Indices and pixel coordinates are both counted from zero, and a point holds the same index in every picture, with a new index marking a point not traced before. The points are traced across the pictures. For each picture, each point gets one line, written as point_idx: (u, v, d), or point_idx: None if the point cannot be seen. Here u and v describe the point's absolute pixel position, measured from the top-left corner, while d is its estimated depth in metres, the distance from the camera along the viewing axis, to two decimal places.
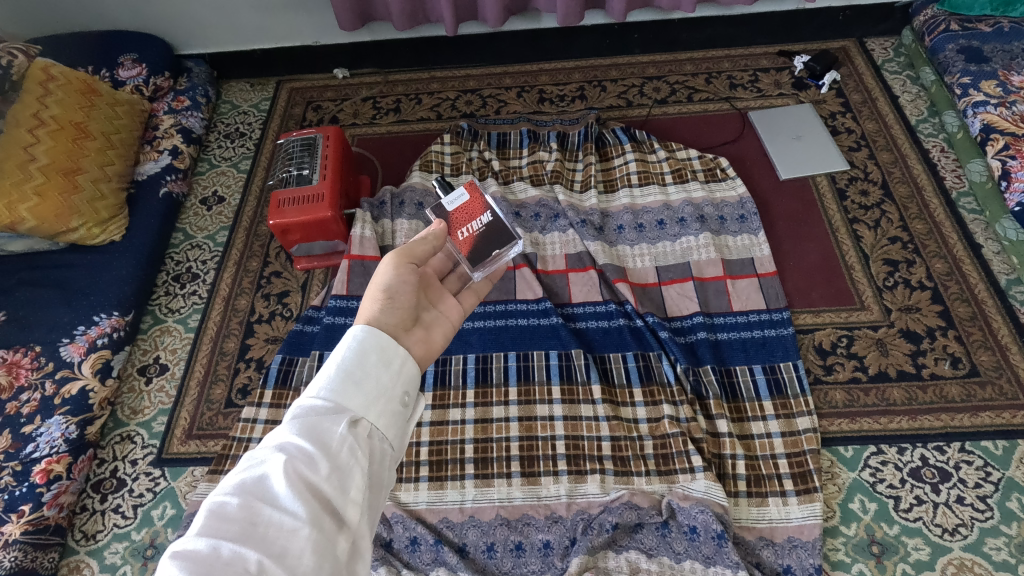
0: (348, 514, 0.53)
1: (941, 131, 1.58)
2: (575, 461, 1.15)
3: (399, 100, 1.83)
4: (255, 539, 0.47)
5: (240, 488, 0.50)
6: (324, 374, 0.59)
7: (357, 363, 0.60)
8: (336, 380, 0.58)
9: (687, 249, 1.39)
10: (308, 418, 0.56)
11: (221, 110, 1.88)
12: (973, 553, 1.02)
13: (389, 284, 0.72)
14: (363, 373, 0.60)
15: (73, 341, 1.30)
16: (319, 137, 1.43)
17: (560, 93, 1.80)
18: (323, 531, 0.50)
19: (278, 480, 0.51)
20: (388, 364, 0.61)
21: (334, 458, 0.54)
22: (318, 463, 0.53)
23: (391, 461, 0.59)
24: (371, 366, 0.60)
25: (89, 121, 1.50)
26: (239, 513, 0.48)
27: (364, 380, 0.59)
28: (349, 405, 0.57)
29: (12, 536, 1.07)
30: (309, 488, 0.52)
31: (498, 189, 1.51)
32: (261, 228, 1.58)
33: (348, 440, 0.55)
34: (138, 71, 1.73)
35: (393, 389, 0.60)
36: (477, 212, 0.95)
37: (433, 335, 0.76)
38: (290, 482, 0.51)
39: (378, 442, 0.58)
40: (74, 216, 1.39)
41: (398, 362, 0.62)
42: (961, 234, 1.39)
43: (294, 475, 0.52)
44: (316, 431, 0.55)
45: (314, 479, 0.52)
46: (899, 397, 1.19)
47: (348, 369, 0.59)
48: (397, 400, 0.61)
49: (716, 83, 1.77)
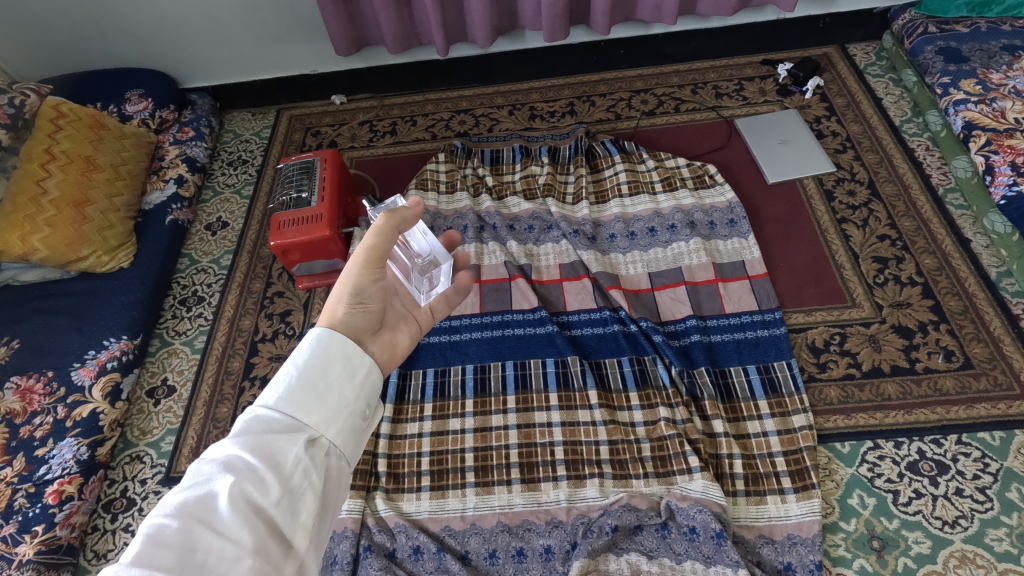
0: (296, 540, 0.53)
1: (925, 130, 1.61)
2: (574, 466, 1.16)
3: (395, 122, 1.89)
4: (193, 568, 0.46)
5: (180, 510, 0.49)
6: (283, 387, 0.58)
7: (318, 378, 0.60)
8: (296, 396, 0.58)
9: (679, 254, 1.42)
10: (261, 435, 0.55)
11: (224, 139, 1.94)
12: (974, 545, 1.02)
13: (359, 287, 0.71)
14: (326, 386, 0.60)
15: (84, 365, 1.34)
16: (317, 161, 1.48)
17: (549, 109, 1.85)
18: (268, 559, 0.50)
19: (225, 502, 0.50)
20: (352, 376, 0.62)
21: (287, 480, 0.54)
22: (268, 486, 0.53)
23: (342, 484, 0.60)
24: (334, 378, 0.61)
25: (98, 154, 1.57)
26: (179, 538, 0.47)
27: (327, 394, 0.59)
28: (307, 422, 0.58)
29: (26, 556, 1.10)
30: (257, 511, 0.51)
31: (492, 204, 1.56)
32: (263, 251, 1.63)
33: (304, 461, 0.55)
34: (144, 105, 1.81)
35: (356, 404, 0.61)
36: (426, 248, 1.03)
37: (398, 341, 0.78)
38: (239, 504, 0.50)
39: (334, 460, 0.59)
40: (84, 244, 1.45)
41: (362, 374, 0.62)
42: (948, 230, 1.41)
43: (243, 497, 0.51)
44: (269, 450, 0.55)
45: (263, 502, 0.52)
46: (893, 392, 1.20)
47: (309, 385, 0.59)
48: (358, 414, 0.61)
49: (703, 94, 1.81)
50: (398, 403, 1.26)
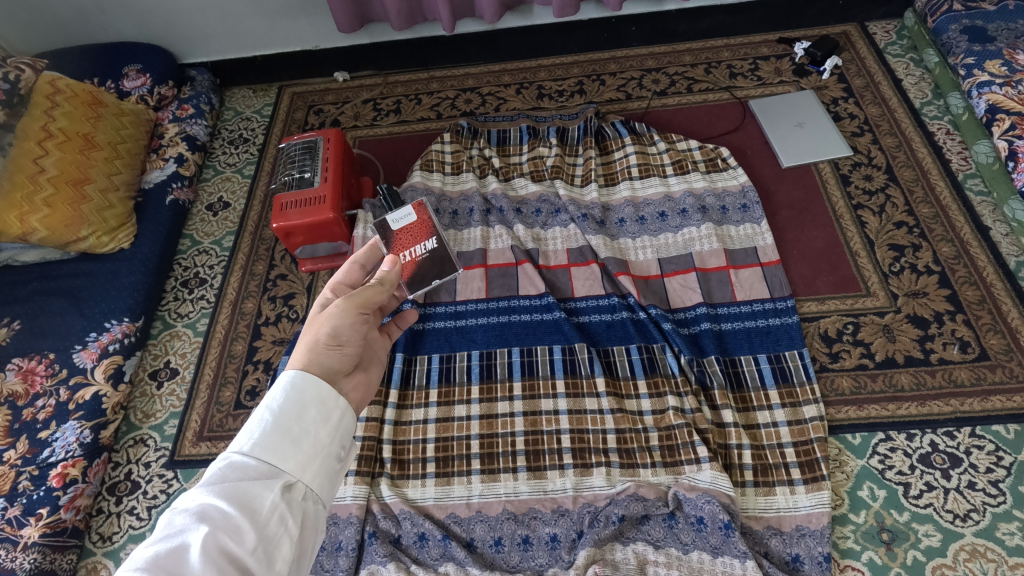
0: None
1: (945, 114, 1.56)
2: (581, 454, 1.15)
3: (399, 101, 1.85)
4: None
5: (153, 564, 0.50)
6: (258, 432, 0.60)
7: (294, 423, 0.62)
8: (271, 441, 0.60)
9: (689, 240, 1.39)
10: (236, 482, 0.57)
11: (225, 117, 1.90)
12: (985, 539, 1.01)
13: (338, 328, 0.72)
14: (301, 430, 0.62)
15: (86, 348, 1.33)
16: (320, 140, 1.44)
17: (558, 88, 1.80)
18: None
19: (197, 554, 0.51)
20: (327, 420, 0.64)
21: (263, 528, 0.56)
22: (244, 534, 0.54)
23: (316, 527, 0.62)
24: (308, 423, 0.63)
25: (96, 132, 1.53)
26: None
27: (302, 439, 0.62)
28: (283, 467, 0.60)
29: (31, 539, 1.10)
30: (231, 560, 0.53)
31: (498, 186, 1.52)
32: (266, 232, 1.60)
33: (280, 506, 0.57)
34: (142, 81, 1.76)
35: (330, 447, 0.64)
36: (421, 237, 1.09)
37: (371, 377, 0.80)
38: (212, 554, 0.52)
39: (309, 504, 0.61)
40: (83, 225, 1.42)
41: (336, 418, 0.65)
42: (967, 217, 1.38)
43: (216, 547, 0.53)
44: (246, 498, 0.57)
45: (237, 550, 0.53)
46: (907, 382, 1.18)
47: (284, 430, 0.61)
48: (333, 457, 0.64)
49: (716, 73, 1.76)
50: (403, 389, 1.25)
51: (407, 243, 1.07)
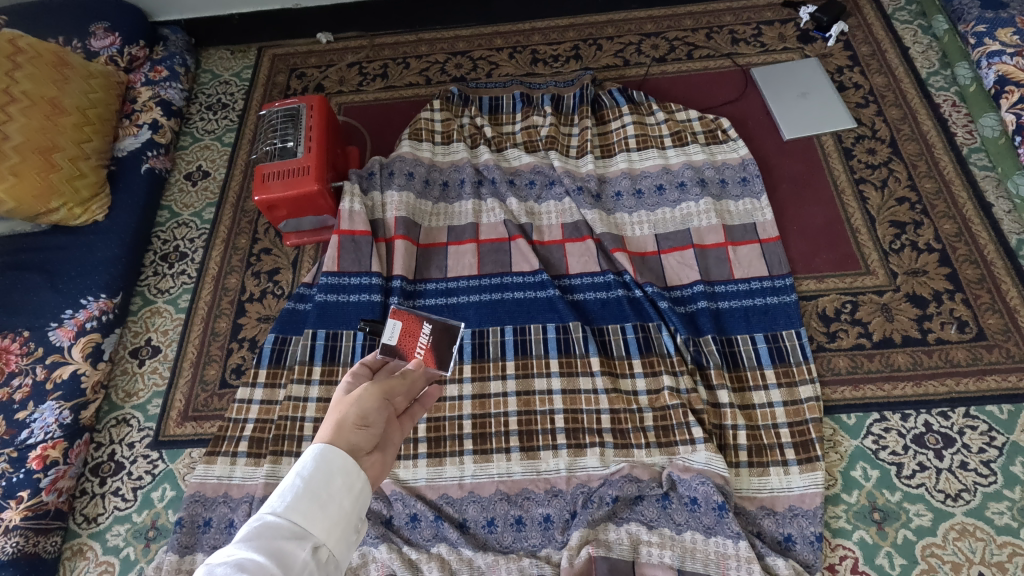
0: None
1: (952, 84, 1.52)
2: (574, 435, 1.14)
3: (386, 64, 1.76)
4: None
5: None
6: (289, 493, 0.58)
7: (322, 485, 0.60)
8: (301, 502, 0.58)
9: (688, 215, 1.35)
10: (269, 540, 0.54)
11: (202, 80, 1.81)
12: (975, 518, 1.02)
13: (364, 409, 0.70)
14: (329, 494, 0.60)
15: (61, 325, 1.28)
16: (303, 107, 1.37)
17: (553, 53, 1.72)
18: None
19: None
20: (352, 488, 0.62)
21: None
22: None
23: None
24: (336, 489, 0.61)
25: (63, 96, 1.42)
26: None
27: (330, 503, 0.59)
28: (312, 529, 0.57)
29: (13, 522, 1.07)
30: None
31: (491, 157, 1.46)
32: (248, 204, 1.53)
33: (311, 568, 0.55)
34: (111, 41, 1.65)
35: (354, 514, 0.61)
36: (416, 329, 0.93)
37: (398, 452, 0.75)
38: None
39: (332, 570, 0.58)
40: (53, 196, 1.35)
41: (361, 487, 0.63)
42: (970, 193, 1.35)
43: None
44: (278, 556, 0.54)
45: None
46: (903, 362, 1.17)
47: (314, 491, 0.59)
48: (353, 529, 0.61)
49: (718, 39, 1.69)
50: None
51: (411, 343, 0.91)
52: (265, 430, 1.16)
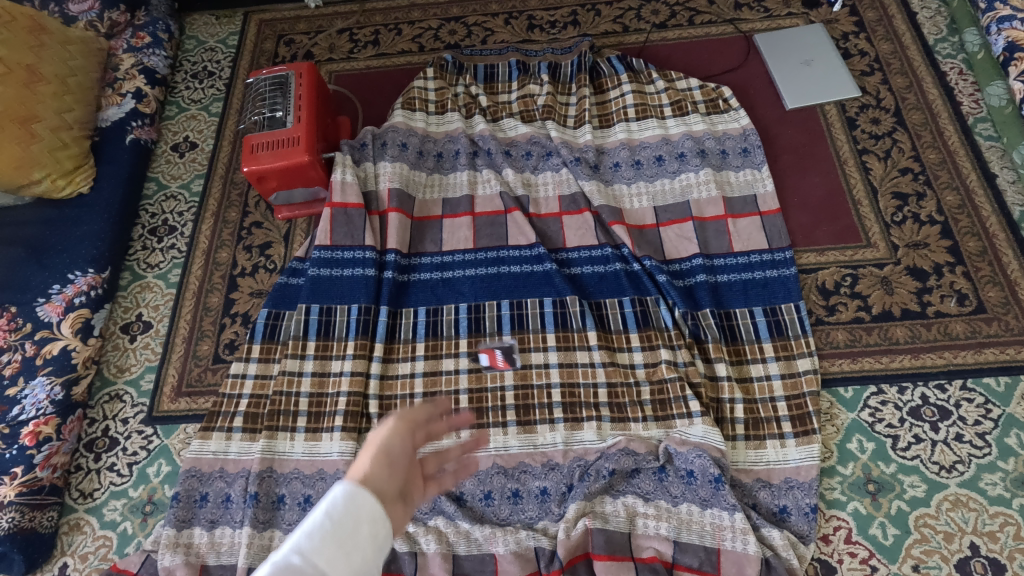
0: None
1: (960, 51, 1.48)
2: (571, 408, 1.13)
3: (377, 31, 1.70)
4: None
5: None
6: (312, 529, 0.54)
7: (347, 526, 0.56)
8: (322, 540, 0.54)
9: (687, 187, 1.32)
10: None
11: (186, 46, 1.74)
12: (968, 489, 1.03)
13: (387, 445, 0.67)
14: (353, 538, 0.56)
15: (50, 301, 1.25)
16: (291, 75, 1.32)
17: (550, 19, 1.67)
18: None
19: None
20: (374, 536, 0.57)
21: None
22: None
23: None
24: (360, 536, 0.56)
25: (41, 63, 1.36)
26: None
27: (354, 549, 0.55)
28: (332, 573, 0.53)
29: (7, 498, 1.06)
30: None
31: (486, 127, 1.42)
32: (238, 176, 1.50)
33: None
34: (90, 5, 1.61)
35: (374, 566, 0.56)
36: None
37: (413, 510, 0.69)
38: None
39: None
40: (35, 167, 1.30)
41: (382, 536, 0.58)
42: (975, 164, 1.32)
43: None
44: None
45: None
46: (902, 335, 1.16)
47: (338, 530, 0.55)
48: None
49: (720, 4, 1.63)
50: (389, 342, 1.21)
51: None
52: (260, 405, 1.15)
